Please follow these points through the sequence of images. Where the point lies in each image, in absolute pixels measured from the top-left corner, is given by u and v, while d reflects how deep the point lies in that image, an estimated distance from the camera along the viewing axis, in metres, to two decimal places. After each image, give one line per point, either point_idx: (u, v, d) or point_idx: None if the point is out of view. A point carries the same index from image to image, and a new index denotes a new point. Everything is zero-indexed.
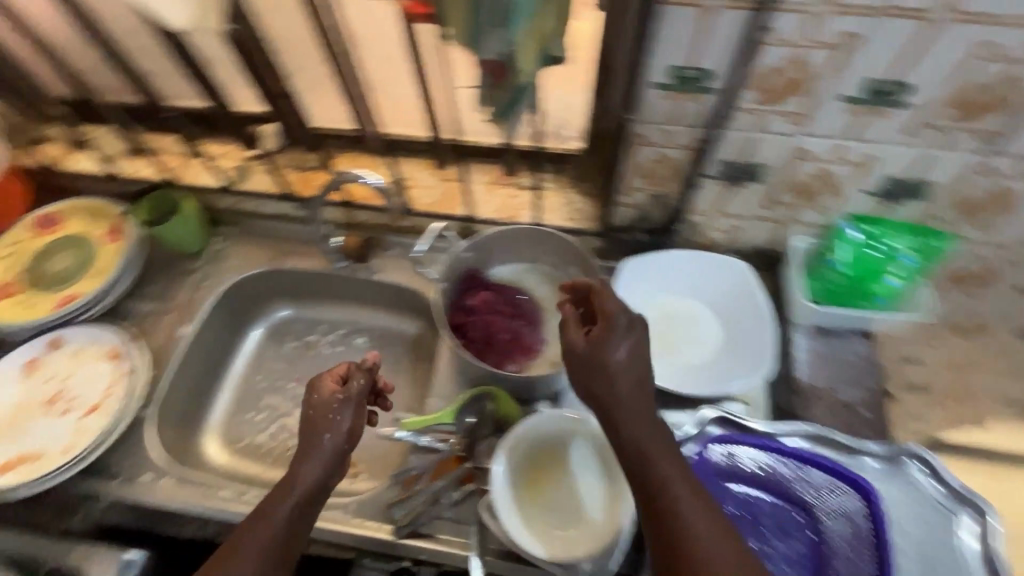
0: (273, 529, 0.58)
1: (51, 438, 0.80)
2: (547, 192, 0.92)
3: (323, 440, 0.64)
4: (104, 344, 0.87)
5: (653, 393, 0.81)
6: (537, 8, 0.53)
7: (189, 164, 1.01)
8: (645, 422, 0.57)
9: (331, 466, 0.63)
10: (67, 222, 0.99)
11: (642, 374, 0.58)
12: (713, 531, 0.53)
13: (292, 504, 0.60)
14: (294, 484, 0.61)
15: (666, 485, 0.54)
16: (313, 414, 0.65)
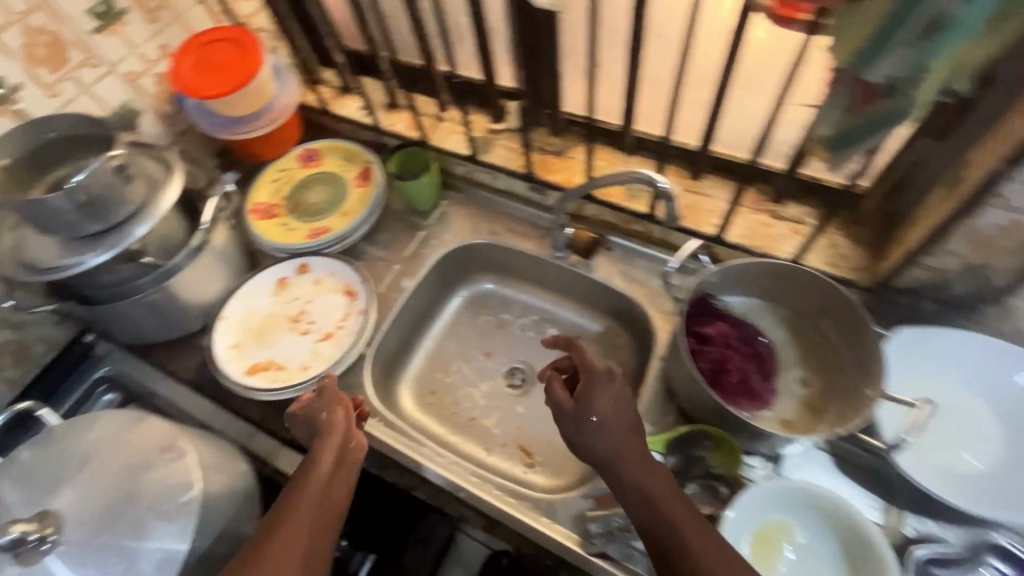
0: (312, 503, 0.63)
1: (294, 353, 0.91)
2: (808, 227, 0.82)
3: (325, 416, 0.72)
4: (341, 278, 0.97)
5: (899, 487, 0.70)
6: (973, 35, 0.44)
7: (438, 125, 1.06)
8: (661, 479, 0.61)
9: (346, 444, 0.70)
10: (325, 159, 1.09)
11: (624, 417, 0.65)
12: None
13: (324, 474, 0.66)
14: (313, 467, 0.66)
15: (677, 531, 0.57)
16: (313, 407, 0.73)
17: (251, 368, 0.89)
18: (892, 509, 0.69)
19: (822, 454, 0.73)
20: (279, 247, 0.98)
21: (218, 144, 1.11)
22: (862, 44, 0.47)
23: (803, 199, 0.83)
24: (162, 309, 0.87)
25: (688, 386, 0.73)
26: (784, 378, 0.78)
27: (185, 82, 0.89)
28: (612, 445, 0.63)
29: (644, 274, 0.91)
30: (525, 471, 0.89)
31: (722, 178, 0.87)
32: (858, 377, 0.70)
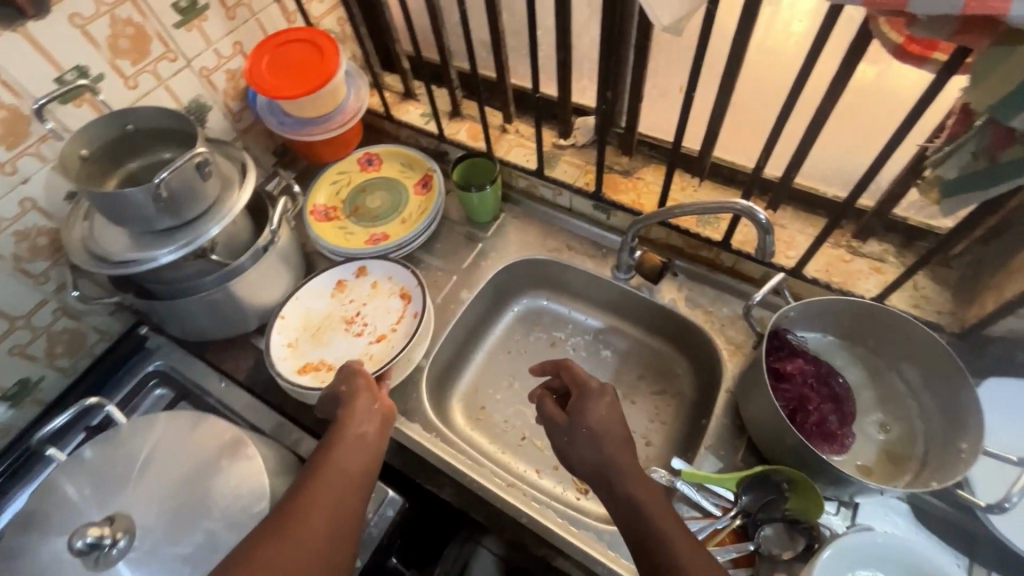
0: (337, 470, 0.62)
1: (348, 354, 0.91)
2: (891, 266, 0.79)
3: (351, 390, 0.72)
4: (393, 278, 0.94)
5: (987, 546, 0.67)
6: None
7: (501, 136, 1.03)
8: (648, 489, 0.58)
9: (372, 418, 0.69)
10: (384, 164, 1.08)
11: (616, 431, 0.63)
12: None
13: (345, 444, 0.64)
14: (339, 438, 0.65)
15: (668, 548, 0.52)
16: (336, 386, 0.73)
17: (304, 366, 0.89)
18: (977, 569, 0.66)
19: (902, 505, 0.70)
20: (338, 251, 0.97)
21: (278, 143, 1.10)
22: (1015, 92, 0.45)
23: (885, 237, 0.80)
24: (223, 308, 0.86)
25: (765, 425, 0.70)
26: (862, 423, 0.75)
27: (259, 79, 0.88)
28: (602, 453, 0.61)
29: (712, 302, 0.88)
30: (578, 498, 0.86)
31: (800, 209, 0.85)
32: (948, 429, 0.68)
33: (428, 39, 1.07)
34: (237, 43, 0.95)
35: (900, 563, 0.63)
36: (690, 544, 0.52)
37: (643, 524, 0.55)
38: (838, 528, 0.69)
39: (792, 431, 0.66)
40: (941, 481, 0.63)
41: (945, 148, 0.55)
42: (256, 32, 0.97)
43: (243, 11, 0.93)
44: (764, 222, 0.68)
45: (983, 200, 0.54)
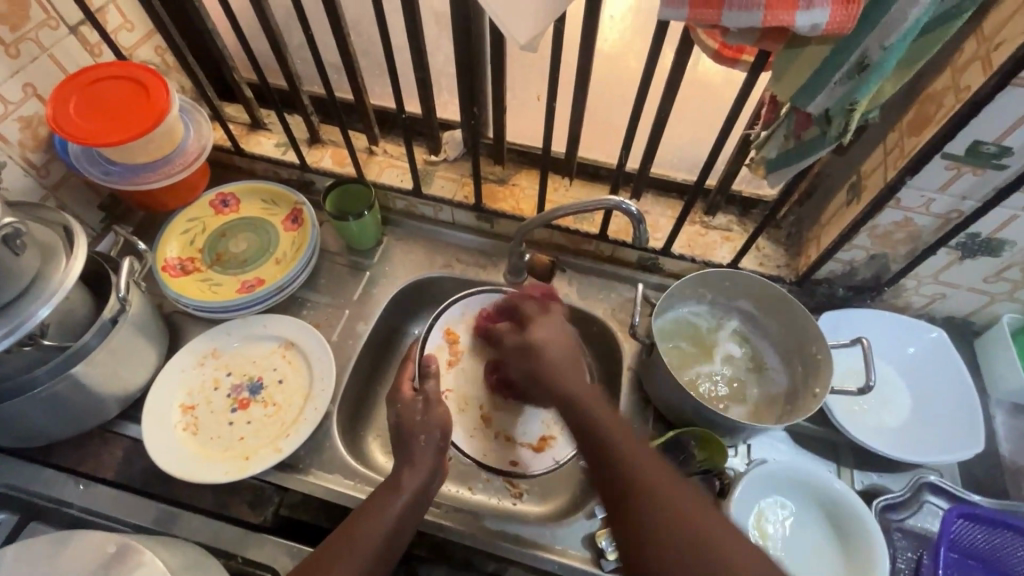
0: (389, 522, 0.63)
1: (482, 385, 0.93)
2: (735, 233, 0.92)
3: (420, 442, 0.70)
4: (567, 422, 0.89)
5: (847, 449, 0.81)
6: (889, 74, 0.54)
7: (369, 159, 1.00)
8: (614, 419, 0.64)
9: (433, 472, 0.69)
10: (243, 203, 0.98)
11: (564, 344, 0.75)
12: (653, 461, 0.60)
13: (399, 506, 0.64)
14: (400, 489, 0.66)
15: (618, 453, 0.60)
16: (416, 420, 0.72)
17: (450, 330, 0.95)
18: (843, 469, 0.80)
19: (784, 433, 0.82)
20: (204, 306, 0.86)
21: (104, 194, 0.95)
22: (802, 84, 0.55)
23: (728, 209, 0.93)
24: (68, 400, 0.72)
25: (666, 393, 0.78)
26: (749, 382, 0.84)
27: (65, 124, 0.75)
28: (574, 386, 0.68)
29: (600, 290, 0.95)
30: (515, 503, 0.86)
31: (655, 195, 0.95)
32: (808, 365, 0.80)
33: (268, 63, 1.00)
34: (28, 84, 0.79)
35: (792, 482, 0.74)
36: (613, 414, 0.65)
37: (590, 421, 0.64)
38: (741, 468, 0.79)
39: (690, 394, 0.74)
40: (822, 386, 0.75)
41: (764, 133, 0.67)
42: (51, 69, 0.82)
43: (29, 46, 0.78)
44: (636, 213, 0.74)
45: (798, 172, 0.66)
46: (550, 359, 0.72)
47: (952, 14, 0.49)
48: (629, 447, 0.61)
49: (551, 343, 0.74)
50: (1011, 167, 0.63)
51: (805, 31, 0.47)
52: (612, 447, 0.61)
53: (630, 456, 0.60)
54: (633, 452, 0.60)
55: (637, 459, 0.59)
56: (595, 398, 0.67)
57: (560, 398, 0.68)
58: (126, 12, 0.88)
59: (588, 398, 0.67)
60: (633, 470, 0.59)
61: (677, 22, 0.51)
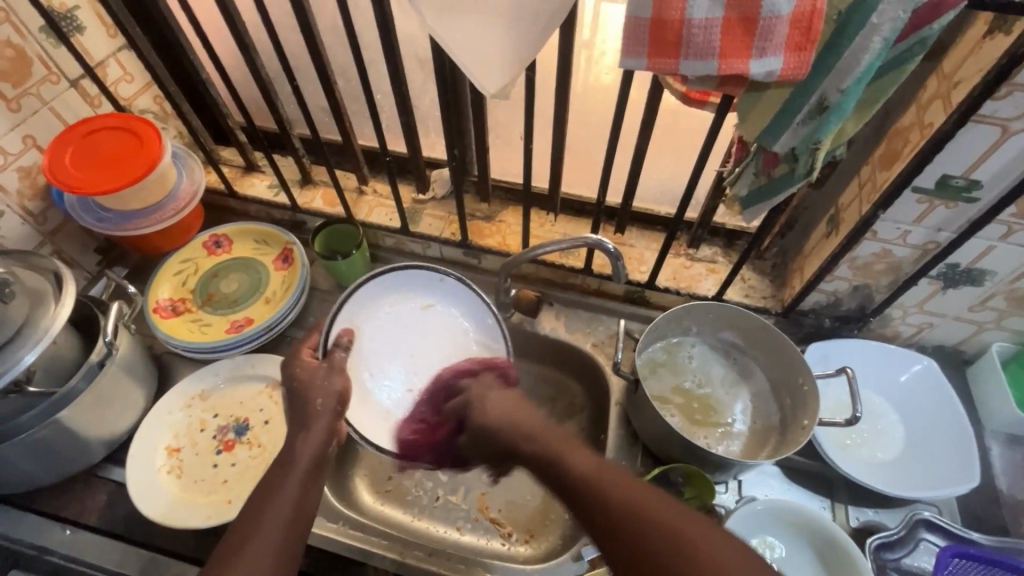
0: (285, 502, 0.57)
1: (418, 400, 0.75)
2: (720, 265, 0.92)
3: (317, 405, 0.65)
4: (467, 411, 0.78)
5: (841, 484, 0.79)
6: (850, 114, 0.55)
7: (358, 199, 1.02)
8: (590, 461, 0.57)
9: (328, 434, 0.64)
10: (235, 244, 1.00)
11: (519, 410, 0.66)
12: (662, 504, 0.51)
13: (300, 476, 0.59)
14: (295, 459, 0.60)
15: (617, 510, 0.52)
16: (315, 381, 0.67)
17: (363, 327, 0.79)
18: (837, 505, 0.78)
19: (775, 469, 0.81)
20: (192, 347, 0.87)
21: (100, 238, 0.97)
22: (764, 124, 0.56)
23: (712, 241, 0.93)
24: (53, 445, 0.73)
25: (651, 429, 0.77)
26: (737, 414, 0.83)
27: (60, 175, 0.78)
28: (539, 447, 0.61)
29: (588, 324, 0.95)
30: (505, 543, 0.83)
31: (638, 228, 0.96)
32: (796, 399, 0.79)
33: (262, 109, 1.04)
34: (28, 136, 0.83)
35: (783, 521, 0.73)
36: (594, 458, 0.57)
37: (565, 479, 0.57)
38: (731, 504, 0.78)
39: (675, 432, 0.73)
40: (809, 419, 0.74)
41: (735, 171, 0.68)
42: (51, 121, 0.86)
43: (30, 101, 0.82)
44: (613, 251, 0.76)
45: (770, 208, 0.67)
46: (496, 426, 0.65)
47: (903, 58, 0.51)
48: (631, 502, 0.52)
49: (500, 420, 0.65)
50: (981, 201, 0.63)
51: (761, 77, 0.49)
52: (607, 501, 0.53)
53: (631, 509, 0.51)
54: (633, 501, 0.52)
55: (637, 506, 0.51)
56: (568, 443, 0.60)
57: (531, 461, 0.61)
58: (126, 65, 0.93)
59: (561, 448, 0.59)
60: (640, 521, 0.50)
61: (638, 71, 0.52)
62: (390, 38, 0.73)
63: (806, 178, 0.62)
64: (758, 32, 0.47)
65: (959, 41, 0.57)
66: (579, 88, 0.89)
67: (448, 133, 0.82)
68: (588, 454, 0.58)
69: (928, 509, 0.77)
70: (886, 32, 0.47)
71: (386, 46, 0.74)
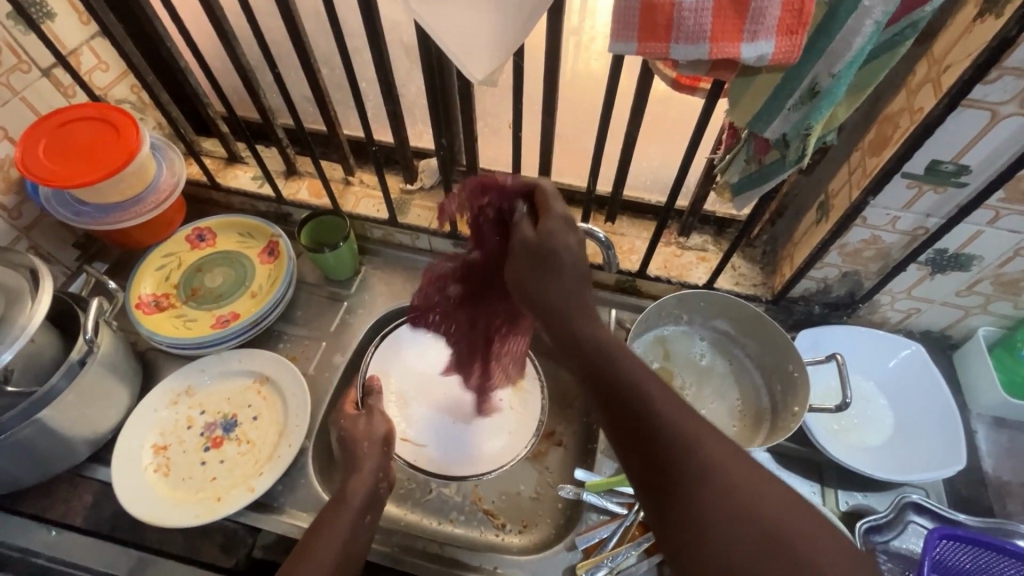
0: (342, 535, 0.61)
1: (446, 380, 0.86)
2: (710, 253, 0.92)
3: (364, 448, 0.69)
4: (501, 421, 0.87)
5: (831, 469, 0.80)
6: (841, 99, 0.54)
7: (345, 190, 1.00)
8: (642, 369, 0.52)
9: (378, 473, 0.68)
10: (219, 238, 0.98)
11: (578, 266, 0.59)
12: (718, 443, 0.47)
13: (353, 512, 0.63)
14: (348, 499, 0.64)
15: (668, 424, 0.48)
16: (360, 427, 0.72)
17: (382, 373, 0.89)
18: (827, 489, 0.79)
19: (767, 455, 0.81)
20: (176, 343, 0.85)
21: (78, 232, 0.94)
22: (755, 109, 0.55)
23: (703, 229, 0.93)
24: (36, 446, 0.71)
25: None
26: (727, 401, 0.84)
27: (33, 168, 0.75)
28: (594, 345, 0.55)
29: None
30: (499, 534, 0.83)
31: (628, 217, 0.95)
32: (788, 387, 0.79)
33: (242, 98, 1.01)
34: None
35: None
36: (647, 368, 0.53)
37: (612, 381, 0.52)
38: None
39: None
40: (799, 405, 0.74)
41: (726, 158, 0.67)
42: (23, 112, 0.83)
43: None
44: (605, 240, 0.75)
45: (759, 195, 0.67)
46: (536, 286, 0.59)
47: (894, 41, 0.51)
48: (681, 420, 0.48)
49: (558, 267, 0.58)
50: (969, 185, 0.63)
51: (753, 62, 0.48)
52: (663, 413, 0.48)
53: (684, 428, 0.47)
54: (684, 424, 0.48)
55: (704, 447, 0.46)
56: (619, 346, 0.55)
57: (583, 351, 0.55)
58: (99, 53, 0.89)
59: (616, 349, 0.54)
60: (685, 445, 0.46)
61: (629, 55, 0.51)
62: (375, 26, 0.71)
63: (796, 164, 0.61)
64: (751, 15, 0.46)
65: (949, 25, 0.57)
66: (566, 75, 0.88)
67: (435, 122, 0.80)
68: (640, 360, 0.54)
69: (915, 492, 0.79)
70: (878, 15, 0.46)
71: (370, 33, 0.72)
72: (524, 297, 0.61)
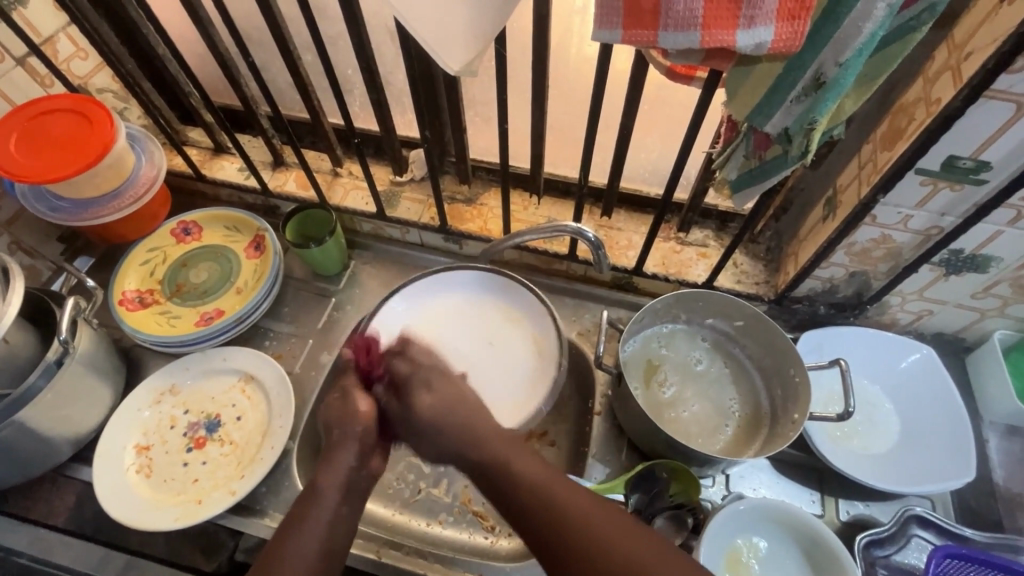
0: (318, 530, 0.56)
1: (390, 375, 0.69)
2: (711, 249, 0.88)
3: (340, 436, 0.63)
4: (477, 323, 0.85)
5: (832, 478, 0.77)
6: (849, 91, 0.50)
7: (334, 182, 0.96)
8: (546, 470, 0.56)
9: (360, 459, 0.62)
10: (205, 231, 0.95)
11: (450, 398, 0.62)
12: (624, 528, 0.52)
13: (329, 503, 0.58)
14: (320, 492, 0.58)
15: (588, 538, 0.51)
16: (343, 408, 0.65)
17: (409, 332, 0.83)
18: (827, 499, 0.76)
19: (766, 462, 0.78)
20: (159, 341, 0.83)
21: (63, 227, 0.93)
22: (753, 101, 0.51)
23: (704, 224, 0.89)
24: (15, 448, 0.70)
25: (637, 427, 0.74)
26: (724, 408, 0.80)
27: (5, 164, 0.73)
28: (511, 484, 0.56)
29: (574, 312, 0.91)
30: (490, 538, 0.81)
31: (626, 211, 0.91)
32: (786, 392, 0.76)
33: (225, 86, 0.97)
34: None
35: (768, 519, 0.70)
36: (541, 464, 0.57)
37: (530, 503, 0.54)
38: (718, 499, 0.76)
39: (660, 429, 0.70)
40: (800, 413, 0.71)
41: (725, 152, 0.63)
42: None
43: None
44: (594, 240, 0.71)
45: (759, 192, 0.62)
46: (440, 423, 0.61)
47: (909, 27, 0.46)
48: (603, 529, 0.51)
49: (449, 406, 0.61)
50: (990, 182, 0.58)
51: (749, 50, 0.44)
52: (588, 526, 0.52)
53: (600, 535, 0.51)
54: (603, 532, 0.51)
55: (619, 546, 0.50)
56: (514, 445, 0.58)
57: (504, 499, 0.56)
58: (77, 41, 0.87)
59: (512, 455, 0.57)
60: (603, 553, 0.50)
61: (615, 44, 0.47)
62: (353, 12, 0.66)
63: (798, 159, 0.57)
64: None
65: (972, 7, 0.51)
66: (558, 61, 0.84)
67: (419, 114, 0.76)
68: (538, 459, 0.57)
69: (920, 503, 0.75)
70: None
71: (348, 18, 0.67)
72: (426, 440, 0.62)
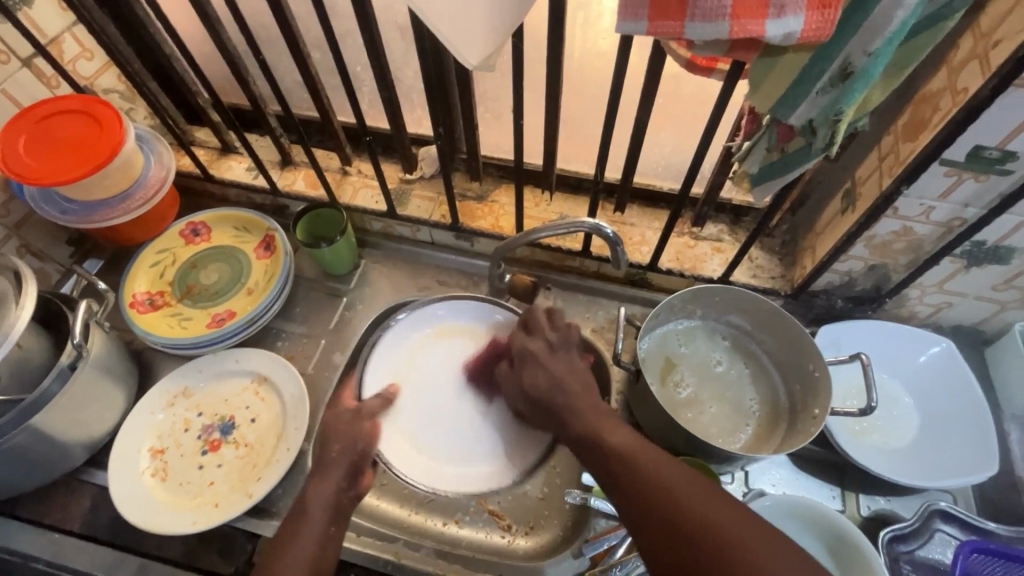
0: (311, 542, 0.60)
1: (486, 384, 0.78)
2: (726, 244, 0.87)
3: (334, 453, 0.67)
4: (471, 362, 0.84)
5: (852, 472, 0.76)
6: (876, 81, 0.49)
7: (343, 181, 0.95)
8: (639, 442, 0.58)
9: (348, 479, 0.66)
10: (214, 232, 0.94)
11: (560, 372, 0.66)
12: (719, 503, 0.51)
13: (319, 521, 0.61)
14: (309, 509, 0.62)
15: (681, 506, 0.51)
16: (341, 426, 0.70)
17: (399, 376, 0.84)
18: (848, 494, 0.75)
19: (785, 458, 0.77)
20: (170, 344, 0.82)
21: (71, 229, 0.92)
22: (777, 93, 0.50)
23: (718, 218, 0.88)
24: (30, 453, 0.70)
25: (655, 424, 0.73)
26: (742, 404, 0.79)
27: (14, 166, 0.72)
28: (609, 451, 0.57)
29: (588, 308, 0.90)
30: (507, 538, 0.80)
31: (639, 206, 0.90)
32: (806, 388, 0.75)
33: (232, 85, 0.97)
34: None
35: (790, 516, 0.70)
36: (638, 439, 0.58)
37: (628, 467, 0.55)
38: (737, 496, 0.75)
39: (679, 427, 0.69)
40: (821, 408, 0.70)
41: (745, 145, 0.62)
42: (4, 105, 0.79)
43: None
44: (612, 236, 0.70)
45: (780, 186, 0.62)
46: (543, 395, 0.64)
47: (938, 14, 0.45)
48: (698, 497, 0.51)
49: (549, 383, 0.65)
50: (1015, 172, 0.58)
51: (778, 40, 0.43)
52: (679, 494, 0.52)
53: (694, 503, 0.51)
54: (700, 504, 0.51)
55: (715, 516, 0.50)
56: (610, 420, 0.60)
57: (601, 460, 0.57)
58: (83, 40, 0.86)
59: (603, 425, 0.60)
60: (698, 518, 0.50)
61: (638, 36, 0.46)
62: (365, 7, 0.65)
63: (821, 152, 0.56)
64: None
65: None
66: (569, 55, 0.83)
67: (431, 111, 0.75)
68: (630, 432, 0.59)
69: (941, 497, 0.75)
70: None
71: (360, 13, 0.66)
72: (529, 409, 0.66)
